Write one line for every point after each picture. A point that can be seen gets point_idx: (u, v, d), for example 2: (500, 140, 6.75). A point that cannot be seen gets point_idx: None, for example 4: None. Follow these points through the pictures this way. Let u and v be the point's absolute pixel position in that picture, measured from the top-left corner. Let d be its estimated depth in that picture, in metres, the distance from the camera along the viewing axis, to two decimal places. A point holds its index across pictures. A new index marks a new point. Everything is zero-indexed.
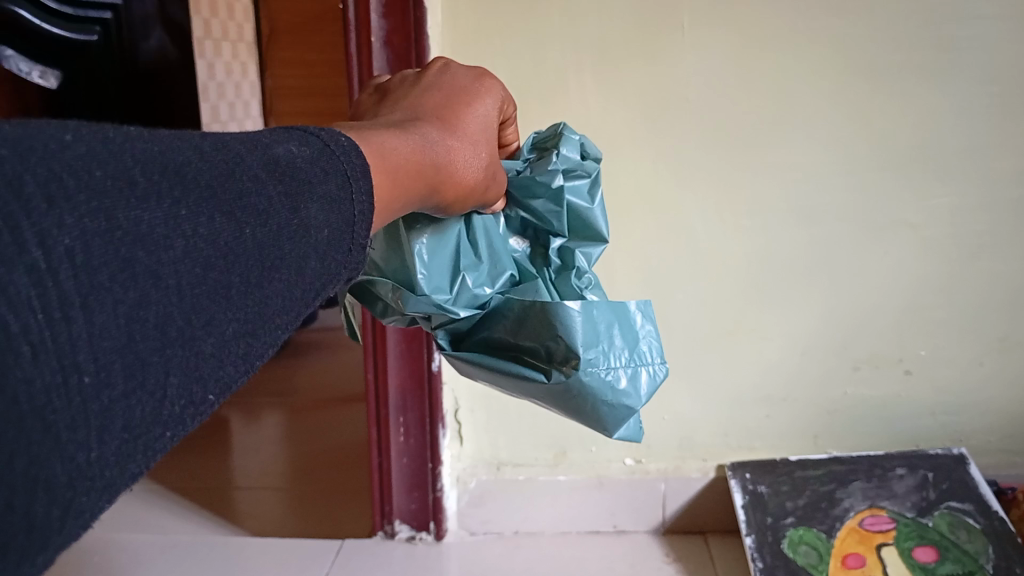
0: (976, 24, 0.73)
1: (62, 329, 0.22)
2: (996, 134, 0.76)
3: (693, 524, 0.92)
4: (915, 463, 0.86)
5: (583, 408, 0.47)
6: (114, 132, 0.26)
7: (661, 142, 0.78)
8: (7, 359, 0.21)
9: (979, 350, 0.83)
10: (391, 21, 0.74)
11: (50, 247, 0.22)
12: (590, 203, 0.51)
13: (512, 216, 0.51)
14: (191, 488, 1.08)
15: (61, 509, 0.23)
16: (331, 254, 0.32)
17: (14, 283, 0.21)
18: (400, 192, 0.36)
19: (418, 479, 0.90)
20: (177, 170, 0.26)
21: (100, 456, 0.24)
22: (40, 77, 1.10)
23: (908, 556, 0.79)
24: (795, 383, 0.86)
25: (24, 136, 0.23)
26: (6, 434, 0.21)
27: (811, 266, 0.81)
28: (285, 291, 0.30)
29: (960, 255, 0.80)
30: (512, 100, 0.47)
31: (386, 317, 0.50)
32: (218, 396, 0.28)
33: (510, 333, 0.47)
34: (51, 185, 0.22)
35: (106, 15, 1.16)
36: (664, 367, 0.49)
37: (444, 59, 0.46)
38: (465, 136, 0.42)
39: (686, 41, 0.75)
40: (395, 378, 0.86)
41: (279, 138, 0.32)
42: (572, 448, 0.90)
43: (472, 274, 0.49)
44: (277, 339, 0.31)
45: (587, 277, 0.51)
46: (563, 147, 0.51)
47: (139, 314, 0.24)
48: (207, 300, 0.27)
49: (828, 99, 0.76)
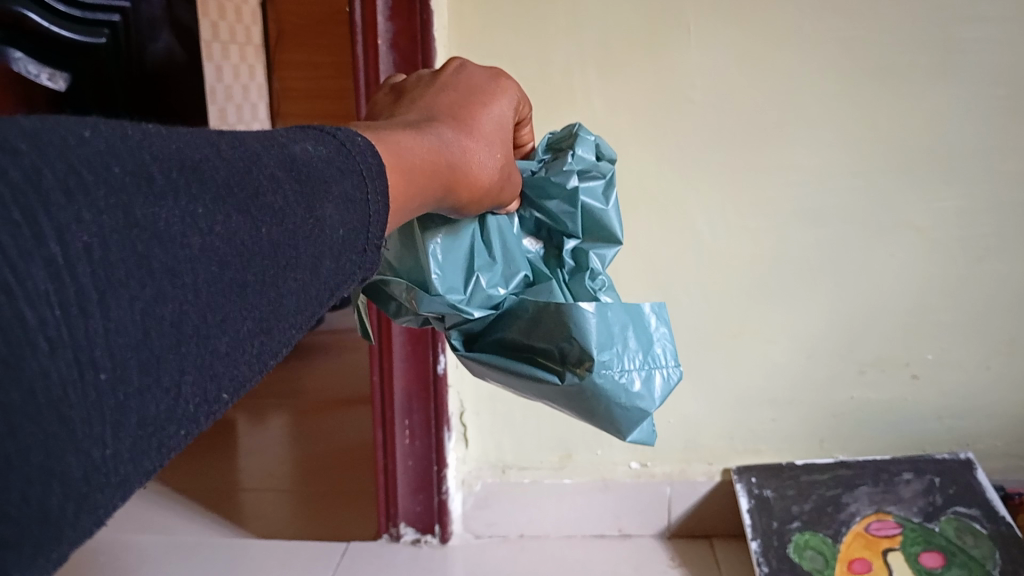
0: (980, 26, 0.73)
1: (78, 324, 0.22)
2: (1003, 136, 0.76)
3: (697, 528, 0.92)
4: (922, 467, 0.86)
5: (596, 410, 0.47)
6: (132, 128, 0.26)
7: (668, 145, 0.77)
8: (23, 350, 0.21)
9: (985, 354, 0.83)
10: (397, 23, 0.74)
11: (68, 242, 0.22)
12: (605, 204, 0.51)
13: (526, 216, 0.51)
14: (194, 489, 1.08)
15: (76, 503, 0.23)
16: (346, 254, 0.32)
17: (31, 276, 0.21)
18: (416, 192, 0.36)
19: (424, 481, 0.90)
20: (195, 168, 0.26)
21: (114, 453, 0.24)
22: (49, 79, 1.14)
23: (914, 561, 0.79)
24: (801, 387, 0.85)
25: (43, 130, 0.23)
26: (23, 428, 0.21)
27: (819, 269, 0.81)
28: (300, 290, 0.30)
29: (965, 258, 0.80)
30: (528, 101, 0.47)
31: (398, 317, 0.50)
32: (231, 395, 0.28)
33: (523, 334, 0.47)
34: (69, 179, 0.22)
35: (114, 18, 1.22)
36: (678, 370, 0.49)
37: (459, 59, 0.46)
38: (480, 136, 0.42)
39: (692, 43, 0.75)
40: (401, 380, 0.86)
41: (296, 137, 0.32)
42: (577, 451, 0.90)
43: (486, 274, 0.48)
44: (292, 339, 0.31)
45: (601, 279, 0.51)
46: (578, 148, 0.51)
47: (156, 311, 0.24)
48: (223, 298, 0.27)
49: (835, 101, 0.76)
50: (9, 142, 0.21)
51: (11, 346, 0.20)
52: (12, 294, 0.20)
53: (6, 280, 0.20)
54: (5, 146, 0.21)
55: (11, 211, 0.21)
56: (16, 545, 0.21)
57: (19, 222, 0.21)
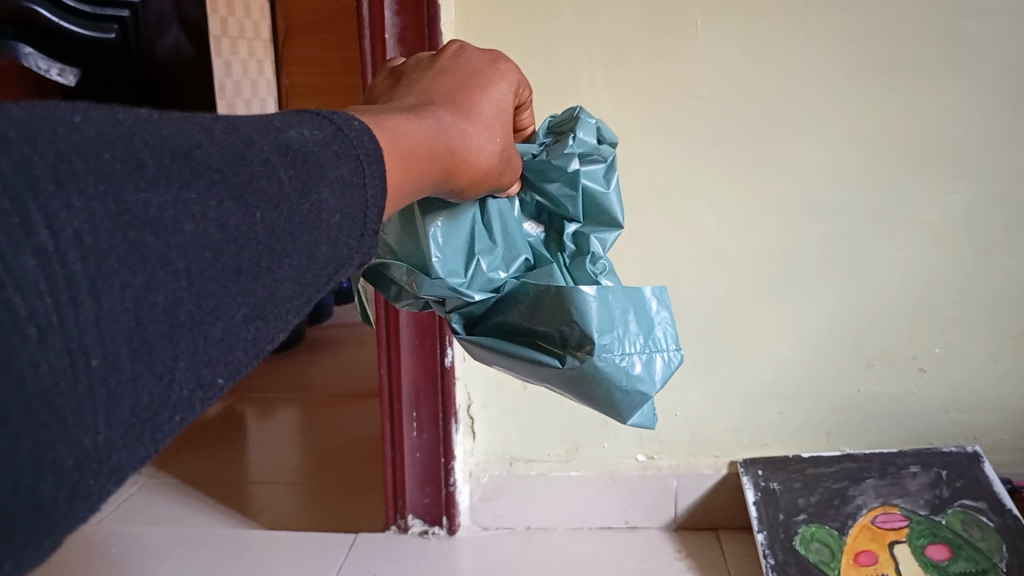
0: (989, 19, 0.73)
1: (69, 312, 0.22)
2: (1011, 129, 0.76)
3: (704, 521, 0.91)
4: (929, 461, 0.85)
5: (597, 395, 0.47)
6: (125, 115, 0.26)
7: (674, 140, 0.77)
8: (13, 340, 0.21)
9: (992, 348, 0.83)
10: (404, 18, 0.75)
11: (58, 230, 0.22)
12: (606, 187, 0.52)
13: (528, 199, 0.51)
14: (204, 481, 1.09)
15: (68, 491, 0.23)
16: (342, 239, 0.32)
17: (22, 266, 0.21)
18: (414, 177, 0.36)
19: (431, 473, 0.90)
20: (187, 153, 0.27)
21: (107, 439, 0.24)
22: (59, 75, 1.12)
23: (921, 554, 0.79)
24: (808, 380, 0.85)
25: (33, 118, 0.23)
26: (11, 418, 0.21)
27: (826, 261, 0.81)
28: (296, 275, 0.30)
29: (972, 252, 0.79)
30: (528, 85, 0.47)
31: (399, 301, 0.50)
32: (227, 380, 0.28)
33: (524, 317, 0.47)
34: (59, 167, 0.23)
35: (123, 14, 1.19)
36: (679, 354, 0.49)
37: (458, 43, 0.46)
38: (479, 121, 0.42)
39: (698, 36, 0.75)
40: (408, 372, 0.86)
41: (292, 122, 0.32)
42: (584, 444, 0.90)
43: (487, 258, 0.48)
44: (289, 324, 0.31)
45: (602, 263, 0.51)
46: (579, 131, 0.51)
47: (147, 298, 0.24)
48: (217, 284, 0.27)
49: (840, 94, 0.75)
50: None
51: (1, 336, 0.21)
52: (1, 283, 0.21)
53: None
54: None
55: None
56: (7, 534, 0.22)
57: (8, 212, 0.21)
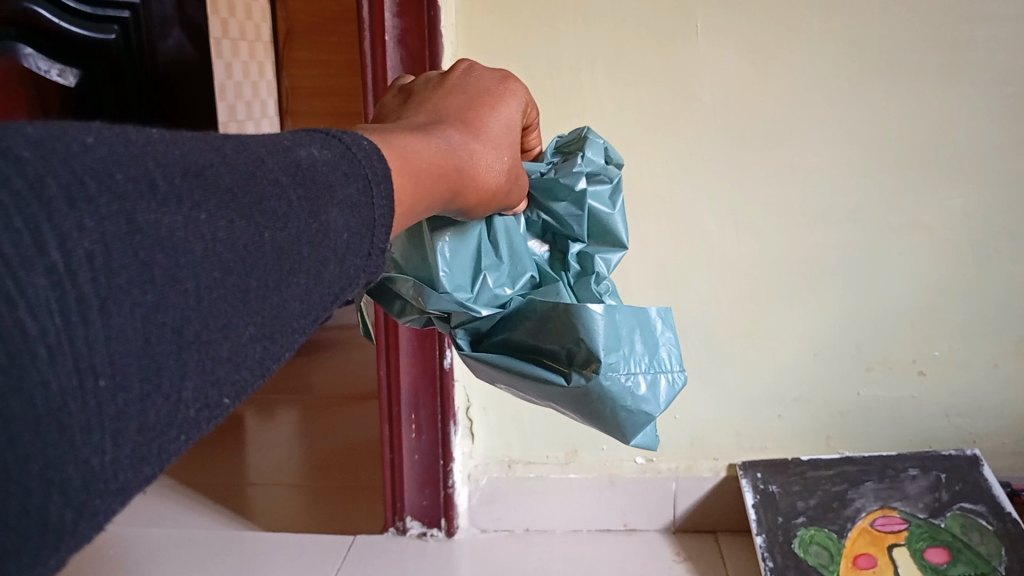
0: (992, 25, 0.73)
1: (79, 332, 0.22)
2: (1011, 136, 0.76)
3: (703, 523, 0.92)
4: (928, 464, 0.85)
5: (601, 413, 0.47)
6: (137, 134, 0.26)
7: (676, 145, 0.78)
8: (23, 360, 0.21)
9: (992, 353, 0.83)
10: (405, 20, 0.75)
11: (70, 249, 0.22)
12: (612, 208, 0.52)
13: (534, 217, 0.52)
14: (204, 483, 1.09)
15: (75, 511, 0.23)
16: (350, 258, 0.32)
17: (32, 286, 0.21)
18: (422, 195, 0.36)
19: (430, 475, 0.91)
20: (198, 173, 0.27)
21: (114, 459, 0.24)
22: (60, 75, 1.05)
23: (920, 557, 0.79)
24: (810, 385, 0.85)
25: (48, 137, 0.23)
26: (21, 437, 0.21)
27: (827, 266, 0.81)
28: (303, 295, 0.30)
29: (973, 258, 0.80)
30: (536, 105, 0.47)
31: (402, 316, 0.51)
32: (233, 400, 0.28)
33: (530, 335, 0.47)
34: (72, 186, 0.23)
35: (124, 15, 1.14)
36: (683, 375, 0.49)
37: (468, 61, 0.46)
38: (487, 139, 0.42)
39: (699, 43, 0.75)
40: (407, 375, 0.87)
41: (301, 141, 0.32)
42: (584, 447, 0.90)
43: (494, 274, 0.49)
44: (295, 343, 0.31)
45: (605, 284, 0.51)
46: (587, 150, 0.52)
47: (156, 317, 0.25)
48: (225, 304, 0.27)
49: (841, 100, 0.76)
50: (13, 150, 0.22)
51: (11, 356, 0.21)
52: (13, 303, 0.21)
53: (7, 288, 0.21)
54: (10, 155, 0.22)
55: (13, 219, 0.21)
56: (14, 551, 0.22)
57: (22, 231, 0.21)
